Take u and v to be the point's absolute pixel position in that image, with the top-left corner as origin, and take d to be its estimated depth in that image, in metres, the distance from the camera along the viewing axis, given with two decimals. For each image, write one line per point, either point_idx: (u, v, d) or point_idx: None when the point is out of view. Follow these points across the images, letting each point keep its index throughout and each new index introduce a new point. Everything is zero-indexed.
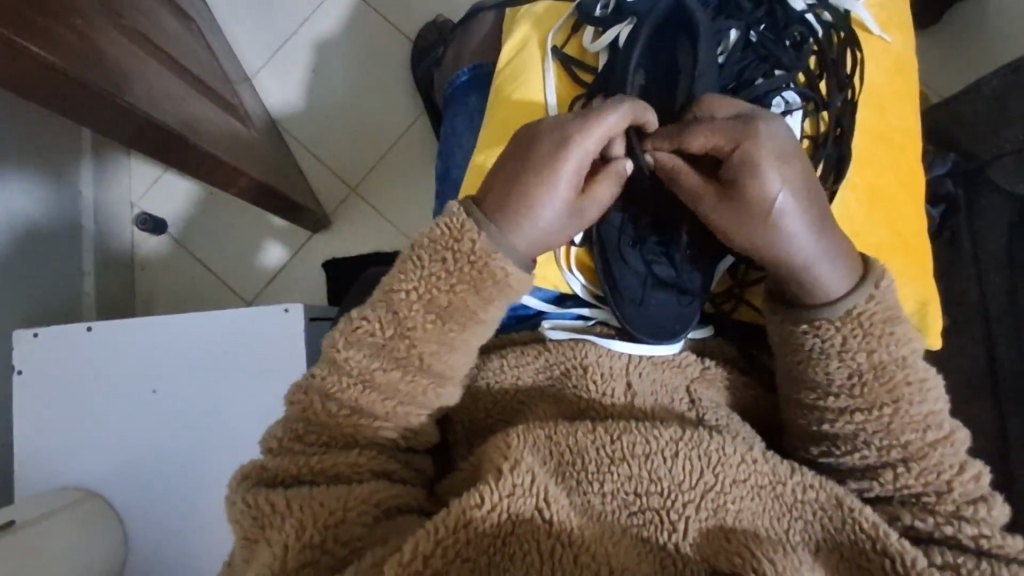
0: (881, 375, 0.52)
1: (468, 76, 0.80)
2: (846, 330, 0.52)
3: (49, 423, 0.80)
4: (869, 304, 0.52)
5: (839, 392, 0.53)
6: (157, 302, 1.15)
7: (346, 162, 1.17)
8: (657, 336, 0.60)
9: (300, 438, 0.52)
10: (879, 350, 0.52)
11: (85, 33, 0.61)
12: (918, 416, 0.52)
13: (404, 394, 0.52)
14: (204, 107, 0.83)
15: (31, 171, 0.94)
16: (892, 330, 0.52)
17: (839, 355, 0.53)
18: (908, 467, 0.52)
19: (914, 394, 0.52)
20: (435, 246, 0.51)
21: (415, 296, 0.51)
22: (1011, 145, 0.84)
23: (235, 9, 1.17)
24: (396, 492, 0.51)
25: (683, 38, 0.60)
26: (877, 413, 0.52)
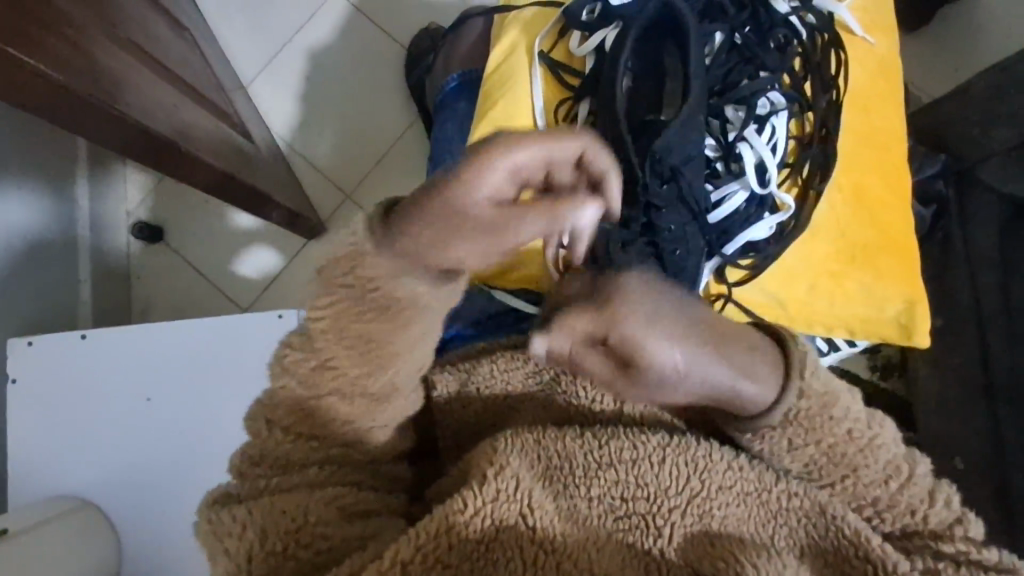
0: (834, 457, 0.50)
1: (457, 82, 0.80)
2: (790, 434, 0.49)
3: (43, 432, 0.80)
4: (801, 402, 0.49)
5: (797, 475, 0.51)
6: (153, 310, 1.15)
7: (340, 167, 1.17)
8: None
9: (263, 456, 0.52)
10: (826, 437, 0.49)
11: (77, 43, 0.62)
12: (877, 473, 0.51)
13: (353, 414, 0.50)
14: (198, 116, 0.83)
15: (27, 180, 0.94)
16: (833, 415, 0.49)
17: (789, 452, 0.50)
18: (883, 517, 0.52)
19: (864, 459, 0.50)
20: None
21: (368, 313, 0.49)
22: (1001, 146, 0.84)
23: (231, 17, 1.18)
24: (363, 498, 0.51)
25: (669, 44, 0.61)
26: (841, 485, 0.51)
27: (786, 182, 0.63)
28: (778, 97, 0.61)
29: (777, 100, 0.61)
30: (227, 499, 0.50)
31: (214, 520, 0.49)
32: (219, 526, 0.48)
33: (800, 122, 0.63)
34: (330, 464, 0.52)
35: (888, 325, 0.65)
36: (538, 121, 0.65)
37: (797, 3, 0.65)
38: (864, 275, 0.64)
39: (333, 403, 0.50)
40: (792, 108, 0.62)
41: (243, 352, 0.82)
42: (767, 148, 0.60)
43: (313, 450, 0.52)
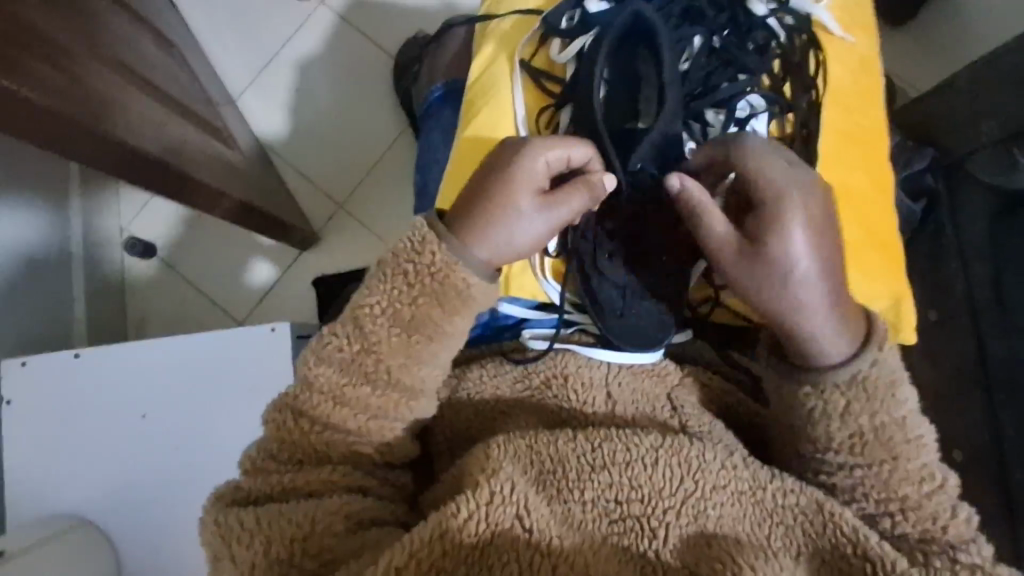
0: (883, 437, 0.51)
1: (441, 91, 0.81)
2: (850, 395, 0.52)
3: (39, 451, 0.80)
4: (872, 369, 0.52)
5: (839, 448, 0.52)
6: (148, 326, 1.15)
7: (331, 178, 1.17)
8: (636, 345, 0.59)
9: (283, 449, 0.53)
10: (880, 412, 0.51)
11: (64, 65, 0.62)
12: (914, 470, 0.51)
13: (376, 408, 0.53)
14: (188, 132, 0.83)
15: (19, 200, 0.95)
16: (896, 394, 0.52)
17: (842, 416, 0.52)
18: (906, 517, 0.51)
19: (910, 451, 0.51)
20: (399, 260, 0.53)
21: (380, 311, 0.53)
22: (986, 139, 0.85)
23: (219, 34, 1.19)
24: (369, 506, 0.51)
25: (643, 49, 0.60)
26: (877, 468, 0.51)
27: None
28: (757, 99, 0.62)
29: (756, 103, 0.62)
30: (244, 497, 0.51)
31: (223, 524, 0.48)
32: (227, 532, 0.48)
33: (780, 123, 0.63)
34: (338, 468, 0.52)
35: (877, 321, 0.65)
36: (520, 129, 0.65)
37: (775, 5, 0.66)
38: (851, 272, 0.63)
39: (358, 395, 0.52)
40: (771, 110, 0.62)
41: (238, 365, 0.82)
42: None
43: (330, 447, 0.53)
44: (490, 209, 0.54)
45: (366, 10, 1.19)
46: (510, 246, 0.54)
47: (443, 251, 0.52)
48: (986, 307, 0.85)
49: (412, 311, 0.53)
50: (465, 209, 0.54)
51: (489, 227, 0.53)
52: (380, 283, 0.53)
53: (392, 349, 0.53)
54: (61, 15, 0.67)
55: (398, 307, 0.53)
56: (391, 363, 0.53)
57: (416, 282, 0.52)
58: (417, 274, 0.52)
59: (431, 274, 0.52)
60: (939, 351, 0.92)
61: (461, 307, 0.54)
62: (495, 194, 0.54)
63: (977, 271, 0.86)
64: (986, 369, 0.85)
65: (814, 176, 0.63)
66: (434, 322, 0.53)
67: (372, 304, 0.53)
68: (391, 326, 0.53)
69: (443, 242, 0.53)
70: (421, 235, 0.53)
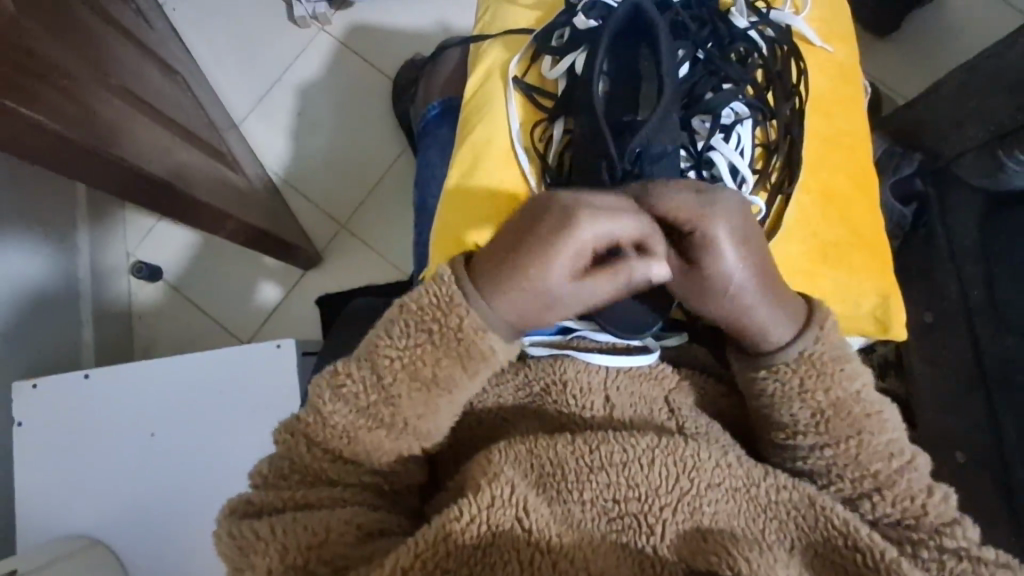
0: (841, 412, 0.54)
1: (438, 109, 0.84)
2: (802, 372, 0.54)
3: (50, 472, 0.81)
4: (817, 346, 0.54)
5: (806, 430, 0.54)
6: (155, 348, 1.17)
7: (332, 198, 1.20)
8: (625, 329, 0.62)
9: (293, 470, 0.54)
10: (835, 387, 0.54)
11: (74, 93, 0.65)
12: (883, 446, 0.53)
13: (390, 449, 0.54)
14: (192, 156, 0.86)
15: (28, 227, 0.97)
16: (844, 368, 0.55)
17: (800, 396, 0.54)
18: (883, 496, 0.52)
19: (873, 425, 0.54)
20: (421, 317, 0.53)
21: (399, 365, 0.53)
22: (972, 142, 0.86)
23: (223, 62, 1.23)
24: (376, 517, 0.52)
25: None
26: (845, 446, 0.53)
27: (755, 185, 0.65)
28: (741, 106, 0.64)
29: (740, 109, 0.64)
30: (257, 509, 0.52)
31: (239, 535, 0.49)
32: (245, 540, 0.49)
33: (765, 129, 0.66)
34: (348, 489, 0.54)
35: (865, 319, 0.66)
36: (514, 142, 0.67)
37: (755, 18, 0.69)
38: (839, 272, 0.65)
39: (372, 437, 0.53)
40: (756, 116, 0.65)
41: (244, 382, 0.83)
42: (733, 155, 0.63)
43: (342, 476, 0.54)
44: (520, 286, 0.51)
45: (364, 34, 1.23)
46: (542, 315, 0.53)
47: (469, 317, 0.52)
48: (979, 307, 0.86)
49: (433, 370, 0.54)
50: (490, 274, 0.52)
51: (513, 297, 0.52)
52: (402, 335, 0.53)
53: (411, 401, 0.54)
54: (71, 45, 0.70)
55: (419, 364, 0.53)
56: (408, 415, 0.54)
57: (443, 343, 0.53)
58: (443, 334, 0.53)
59: (457, 338, 0.53)
60: (936, 353, 0.93)
61: (483, 368, 0.55)
62: (523, 270, 0.51)
63: (969, 272, 0.87)
64: (982, 370, 0.86)
65: (799, 178, 0.65)
66: (453, 378, 0.54)
67: (392, 355, 0.53)
68: (412, 381, 0.53)
69: (468, 304, 0.53)
70: (449, 293, 0.53)
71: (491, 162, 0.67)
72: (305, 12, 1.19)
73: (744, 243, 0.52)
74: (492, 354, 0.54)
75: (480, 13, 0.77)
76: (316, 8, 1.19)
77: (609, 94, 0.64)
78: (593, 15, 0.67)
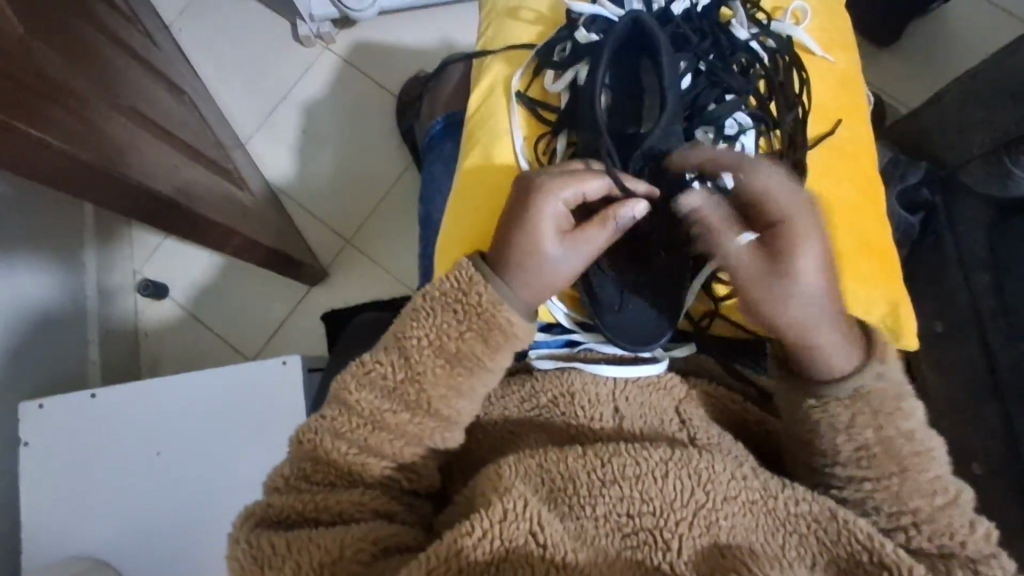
0: (889, 449, 0.52)
1: (442, 124, 0.84)
2: (854, 409, 0.53)
3: (56, 492, 0.81)
4: (877, 384, 0.53)
5: (846, 461, 0.53)
6: (161, 366, 1.17)
7: (337, 214, 1.20)
8: (634, 341, 0.63)
9: (317, 470, 0.53)
10: (888, 426, 0.52)
11: (81, 113, 0.65)
12: (926, 483, 0.51)
13: (413, 435, 0.54)
14: (198, 174, 0.86)
15: (34, 247, 0.97)
16: (902, 407, 0.53)
17: (847, 430, 0.53)
18: (920, 530, 0.51)
19: (921, 464, 0.52)
20: (446, 299, 0.55)
21: (425, 342, 0.54)
22: (977, 149, 0.86)
23: (227, 81, 1.24)
24: (392, 531, 0.51)
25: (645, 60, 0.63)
26: (888, 482, 0.52)
27: None
28: (744, 117, 0.65)
29: (744, 120, 0.65)
30: (275, 515, 0.51)
31: (256, 545, 0.49)
32: (260, 554, 0.48)
33: (768, 139, 0.66)
34: (367, 491, 0.53)
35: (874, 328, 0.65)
36: (518, 157, 0.68)
37: (757, 29, 0.69)
38: (844, 279, 0.64)
39: (398, 421, 0.54)
40: (759, 127, 0.66)
41: (252, 398, 0.83)
42: None
43: (364, 471, 0.53)
44: (520, 250, 0.55)
45: (368, 53, 1.24)
46: (552, 283, 0.56)
47: (488, 292, 0.54)
48: (990, 315, 0.85)
49: (457, 344, 0.54)
50: (500, 247, 0.56)
51: (522, 263, 0.55)
52: (427, 316, 0.55)
53: (435, 378, 0.54)
54: (80, 67, 0.71)
55: (444, 340, 0.54)
56: (433, 395, 0.54)
57: (467, 318, 0.54)
58: (466, 311, 0.54)
59: (478, 313, 0.54)
60: (948, 360, 0.92)
61: (503, 345, 0.55)
62: (521, 233, 0.55)
63: (978, 279, 0.87)
64: (996, 380, 0.84)
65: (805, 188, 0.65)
66: (476, 357, 0.55)
67: (418, 335, 0.54)
68: (437, 358, 0.54)
69: (488, 283, 0.54)
70: (468, 275, 0.55)
71: (494, 176, 0.67)
72: (309, 32, 1.21)
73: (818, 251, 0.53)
74: (512, 330, 0.55)
75: (482, 28, 0.77)
76: (320, 28, 1.21)
77: (613, 106, 0.65)
78: (595, 29, 0.68)
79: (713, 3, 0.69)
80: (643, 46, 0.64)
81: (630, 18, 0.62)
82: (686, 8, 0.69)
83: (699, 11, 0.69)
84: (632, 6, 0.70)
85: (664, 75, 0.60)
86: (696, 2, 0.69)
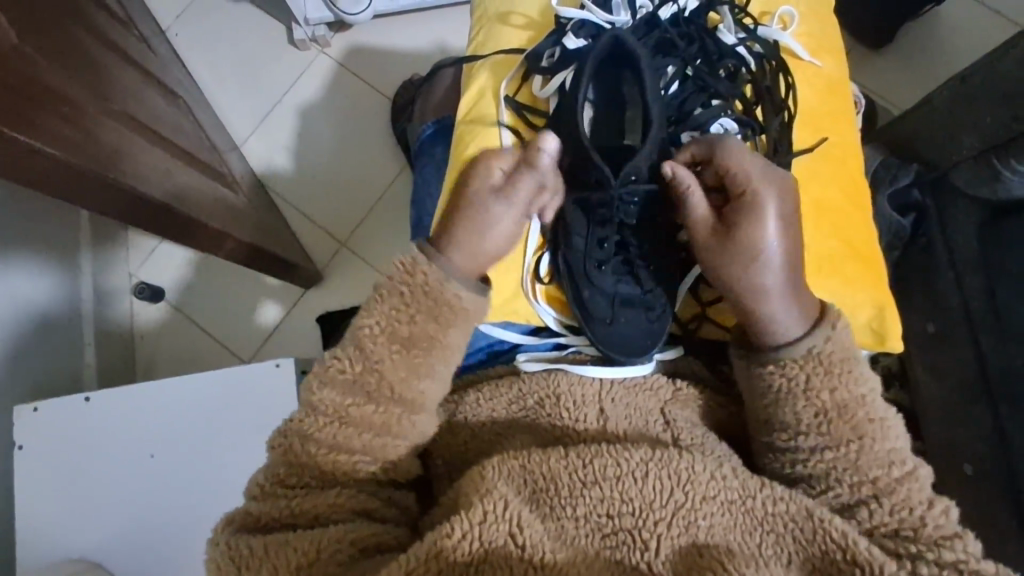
0: (845, 414, 0.53)
1: (433, 129, 0.85)
2: (809, 369, 0.54)
3: (52, 495, 0.81)
4: (826, 345, 0.55)
5: (808, 430, 0.54)
6: (158, 368, 1.17)
7: (332, 217, 1.21)
8: (633, 355, 0.64)
9: (291, 475, 0.54)
10: (841, 388, 0.54)
11: (73, 119, 0.65)
12: (883, 453, 0.53)
13: (379, 425, 0.55)
14: (192, 178, 0.87)
15: (29, 251, 0.98)
16: (852, 370, 0.54)
17: (805, 394, 0.54)
18: (881, 503, 0.52)
19: (876, 431, 0.53)
20: (394, 286, 0.57)
21: (377, 330, 0.55)
22: (967, 151, 0.86)
23: (224, 84, 1.24)
24: (372, 533, 0.51)
25: (626, 72, 0.65)
26: (846, 449, 0.53)
27: None
28: (729, 122, 0.66)
29: (730, 125, 0.66)
30: (253, 522, 0.52)
31: (234, 546, 0.49)
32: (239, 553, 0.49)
33: (754, 144, 0.67)
34: (343, 491, 0.53)
35: (861, 330, 0.67)
36: None
37: (743, 33, 0.70)
38: (833, 284, 0.65)
39: (362, 414, 0.54)
40: (745, 131, 0.67)
41: (243, 402, 0.83)
42: None
43: (336, 468, 0.54)
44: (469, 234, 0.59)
45: (363, 56, 1.25)
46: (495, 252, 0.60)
47: (436, 272, 0.56)
48: (980, 317, 0.85)
49: (410, 328, 0.56)
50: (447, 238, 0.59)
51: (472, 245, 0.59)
52: (378, 305, 0.56)
53: (394, 365, 0.55)
54: (73, 72, 0.72)
55: (396, 326, 0.56)
56: (394, 379, 0.55)
57: (413, 301, 0.56)
58: (413, 293, 0.56)
59: (425, 292, 0.56)
60: (940, 362, 0.92)
61: (455, 319, 0.57)
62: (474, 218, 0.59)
63: (968, 281, 0.87)
64: (986, 381, 0.85)
65: None
66: (429, 336, 0.56)
67: (370, 324, 0.56)
68: (391, 344, 0.55)
69: (436, 265, 0.57)
70: (413, 259, 0.57)
71: None
72: (303, 36, 1.22)
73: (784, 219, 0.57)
74: (460, 303, 0.57)
75: (472, 33, 0.77)
76: (315, 31, 1.21)
77: (597, 115, 0.67)
78: (582, 35, 0.69)
79: (701, 8, 0.70)
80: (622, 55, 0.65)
81: (613, 35, 0.63)
82: (673, 13, 0.70)
83: (686, 16, 0.69)
84: (620, 13, 0.71)
85: (646, 87, 0.61)
86: (683, 7, 0.70)
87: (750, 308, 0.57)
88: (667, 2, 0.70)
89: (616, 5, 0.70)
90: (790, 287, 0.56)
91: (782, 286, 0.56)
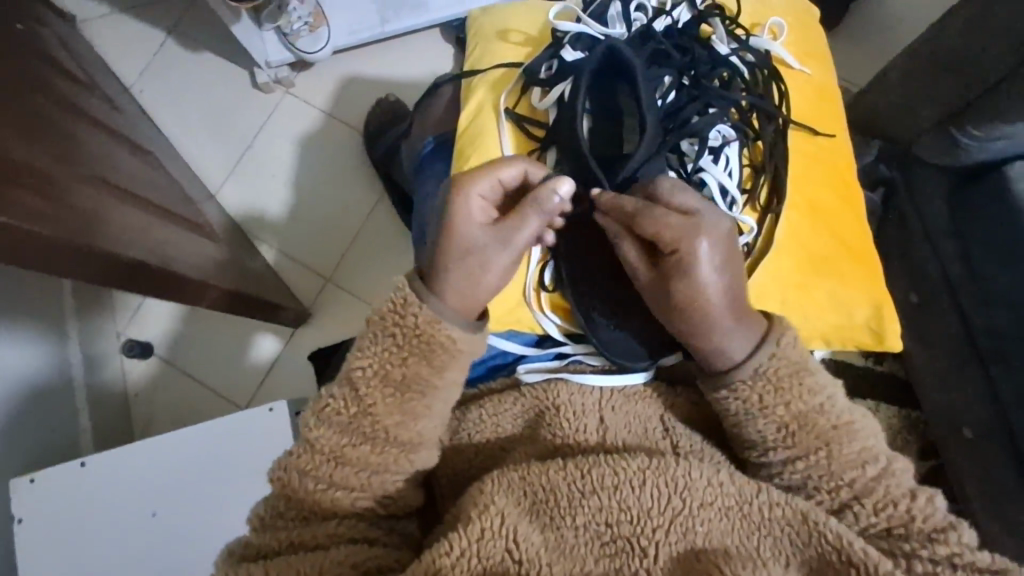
0: (806, 424, 0.54)
1: (433, 144, 0.86)
2: (759, 389, 0.55)
3: (54, 564, 0.80)
4: (772, 362, 0.55)
5: (776, 445, 0.55)
6: (156, 425, 1.17)
7: (313, 254, 1.21)
8: (637, 359, 0.66)
9: (290, 507, 0.55)
10: (795, 401, 0.54)
11: (43, 189, 0.66)
12: (853, 454, 0.54)
13: (377, 465, 0.55)
14: (170, 234, 0.87)
15: (14, 322, 0.97)
16: (804, 383, 0.55)
17: (762, 412, 0.55)
18: (863, 504, 0.53)
19: (842, 436, 0.54)
20: (384, 324, 0.56)
21: (370, 373, 0.55)
22: (926, 123, 0.88)
23: (193, 131, 1.25)
24: (373, 555, 0.51)
25: (621, 85, 0.67)
26: (816, 457, 0.54)
27: (745, 206, 0.68)
28: (727, 129, 0.68)
29: (727, 132, 0.68)
30: (253, 553, 0.53)
31: None
32: None
33: (750, 149, 0.69)
34: (342, 522, 0.54)
35: (862, 330, 0.70)
36: None
37: (736, 44, 0.73)
38: (831, 282, 0.68)
39: (358, 454, 0.54)
40: (741, 138, 0.68)
41: (241, 449, 0.84)
42: (722, 176, 0.66)
43: (334, 505, 0.54)
44: (451, 255, 0.57)
45: (354, 88, 1.27)
46: (482, 280, 0.57)
47: (425, 311, 0.55)
48: (959, 281, 0.86)
49: (403, 371, 0.55)
50: (429, 265, 0.58)
51: (454, 271, 0.56)
52: (371, 344, 0.56)
53: (388, 409, 0.55)
54: (41, 143, 0.72)
55: (389, 368, 0.55)
56: (389, 422, 0.55)
57: (406, 343, 0.55)
58: (404, 335, 0.55)
59: (417, 335, 0.55)
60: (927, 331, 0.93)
61: (449, 361, 0.56)
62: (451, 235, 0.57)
63: (943, 247, 0.88)
64: (974, 344, 0.86)
65: (787, 196, 0.69)
66: (424, 379, 0.56)
67: (363, 365, 0.56)
68: (385, 387, 0.55)
69: (424, 301, 0.56)
70: (404, 295, 0.56)
71: None
72: (267, 78, 1.22)
73: (722, 262, 0.55)
74: (456, 345, 0.56)
75: (470, 47, 0.80)
76: (278, 73, 1.22)
77: (593, 130, 0.68)
78: (580, 47, 0.72)
79: (694, 20, 0.73)
80: (618, 73, 0.67)
81: (608, 44, 0.65)
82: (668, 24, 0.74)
83: (680, 27, 0.73)
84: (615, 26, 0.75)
85: (642, 99, 0.63)
86: (677, 19, 0.74)
87: (696, 344, 0.56)
88: (661, 16, 0.74)
89: (611, 19, 0.75)
90: (731, 307, 0.55)
91: (724, 325, 0.55)
